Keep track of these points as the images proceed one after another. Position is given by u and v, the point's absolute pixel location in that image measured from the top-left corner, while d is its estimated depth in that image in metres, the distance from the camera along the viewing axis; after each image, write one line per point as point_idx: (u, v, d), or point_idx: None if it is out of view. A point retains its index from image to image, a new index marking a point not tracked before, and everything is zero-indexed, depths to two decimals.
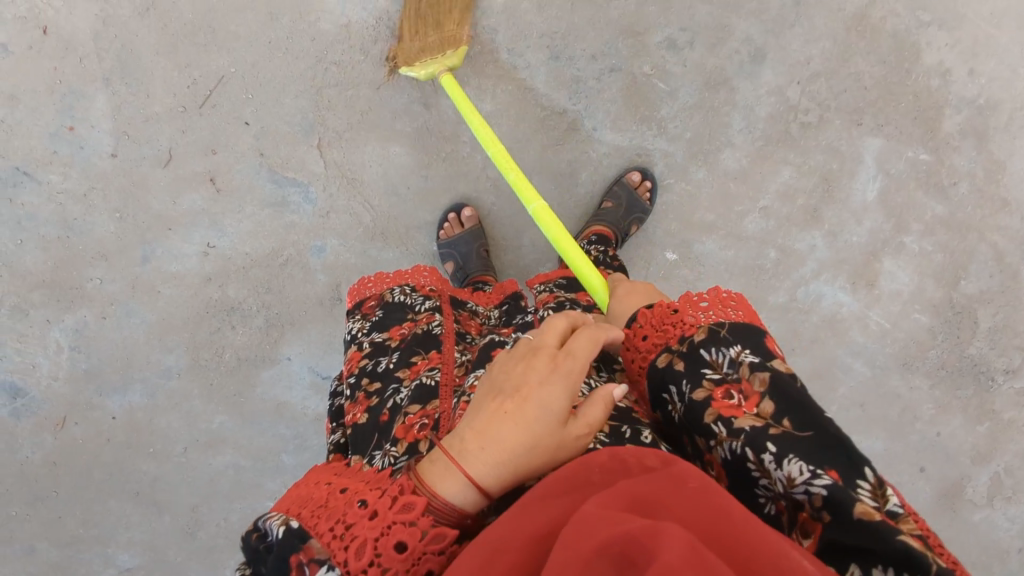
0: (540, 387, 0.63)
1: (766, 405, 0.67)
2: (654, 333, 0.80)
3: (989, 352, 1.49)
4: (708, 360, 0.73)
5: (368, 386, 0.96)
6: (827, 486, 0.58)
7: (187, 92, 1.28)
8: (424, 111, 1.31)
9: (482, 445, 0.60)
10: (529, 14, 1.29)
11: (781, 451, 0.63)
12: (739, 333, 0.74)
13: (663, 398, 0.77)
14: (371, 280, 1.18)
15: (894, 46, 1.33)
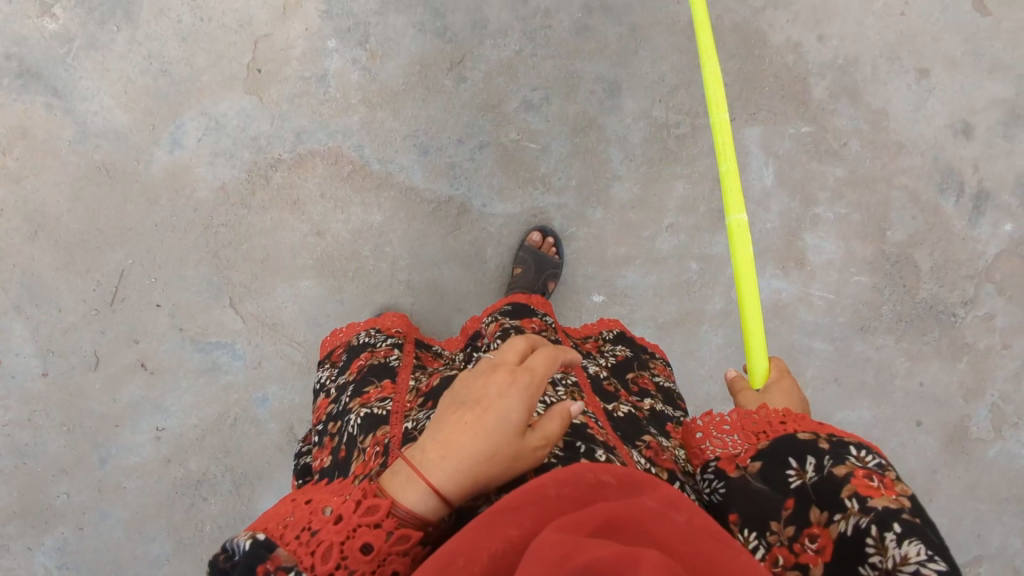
0: (500, 396, 0.56)
1: (905, 497, 0.63)
2: (798, 420, 0.75)
3: (941, 290, 1.48)
4: (857, 452, 0.68)
5: (331, 426, 0.99)
6: (941, 572, 0.55)
7: (95, 295, 1.32)
8: (319, 240, 1.35)
9: (443, 454, 0.55)
10: (387, 121, 1.32)
11: (905, 532, 0.59)
12: (884, 451, 0.70)
13: (781, 461, 0.71)
14: (341, 334, 1.23)
15: (739, 40, 1.37)
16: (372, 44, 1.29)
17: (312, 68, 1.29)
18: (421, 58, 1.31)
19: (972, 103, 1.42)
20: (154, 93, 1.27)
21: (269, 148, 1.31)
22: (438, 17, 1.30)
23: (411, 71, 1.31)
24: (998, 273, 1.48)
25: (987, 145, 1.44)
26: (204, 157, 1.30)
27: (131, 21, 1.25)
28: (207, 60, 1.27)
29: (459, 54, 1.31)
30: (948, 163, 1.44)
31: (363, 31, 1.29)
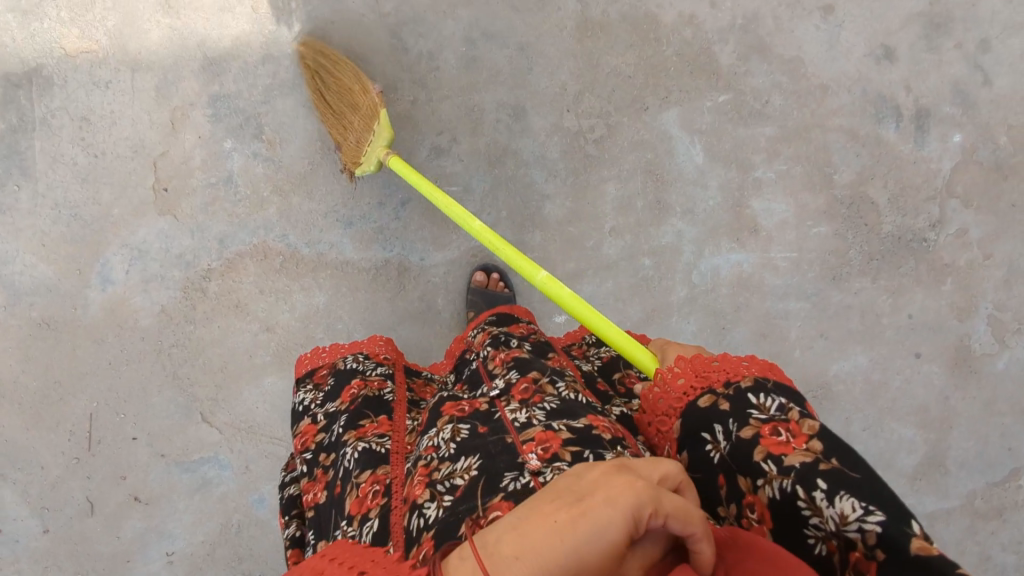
0: (611, 503, 0.44)
1: (814, 441, 0.59)
2: (694, 377, 0.72)
3: (906, 219, 1.43)
4: (755, 403, 0.65)
5: (325, 460, 0.94)
6: (880, 521, 0.51)
7: (71, 444, 1.32)
8: (271, 335, 1.33)
9: (518, 552, 0.41)
10: (304, 203, 1.31)
11: (832, 487, 0.55)
12: (783, 387, 0.67)
13: (699, 440, 0.68)
14: (321, 351, 1.17)
15: (632, 28, 1.32)
16: (268, 133, 1.28)
17: (216, 173, 1.28)
18: (320, 134, 1.29)
19: (887, 25, 1.38)
20: (71, 239, 1.27)
21: (197, 261, 1.30)
22: None
23: (314, 149, 1.29)
24: (959, 187, 1.43)
25: (913, 64, 1.39)
26: (137, 286, 1.29)
27: (29, 176, 1.25)
28: (113, 192, 1.27)
29: None
30: (877, 92, 1.39)
31: (255, 123, 1.28)
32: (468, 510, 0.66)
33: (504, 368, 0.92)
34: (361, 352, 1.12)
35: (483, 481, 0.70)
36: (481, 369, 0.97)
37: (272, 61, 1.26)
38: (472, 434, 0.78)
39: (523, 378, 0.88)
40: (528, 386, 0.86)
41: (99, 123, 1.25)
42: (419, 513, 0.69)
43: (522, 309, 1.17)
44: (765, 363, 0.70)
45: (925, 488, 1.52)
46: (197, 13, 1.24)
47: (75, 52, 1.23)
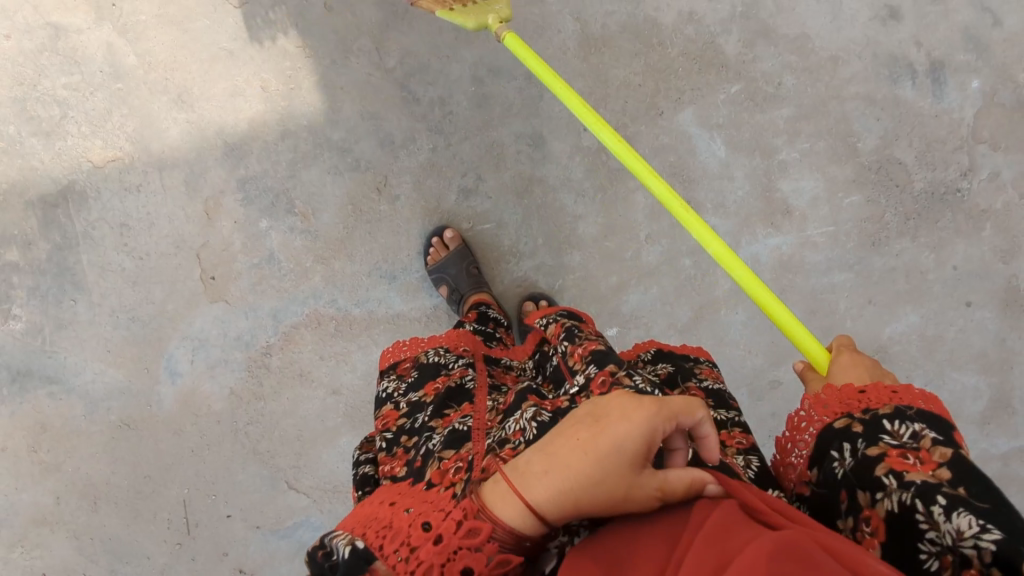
0: (623, 419, 0.57)
1: (943, 469, 0.61)
2: (835, 401, 0.73)
3: (936, 173, 1.43)
4: (889, 428, 0.67)
5: (404, 440, 0.95)
6: (996, 540, 0.53)
7: (172, 531, 1.37)
8: (339, 397, 1.37)
9: (545, 468, 0.57)
10: (346, 266, 1.33)
11: (951, 504, 0.58)
12: (926, 415, 0.68)
13: (826, 458, 0.70)
14: (403, 344, 1.18)
15: (634, 37, 1.32)
16: (299, 206, 1.30)
17: (258, 254, 1.31)
18: (349, 197, 1.31)
19: None
20: (134, 340, 1.31)
21: (255, 340, 1.33)
22: (346, 153, 1.29)
23: (347, 214, 1.31)
24: (985, 131, 1.42)
25: (920, 18, 1.38)
26: (204, 373, 1.34)
27: (83, 289, 1.29)
28: (164, 290, 1.30)
29: (381, 177, 1.31)
30: (888, 53, 1.38)
31: (285, 199, 1.30)
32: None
33: (582, 361, 0.92)
34: (441, 346, 1.12)
35: None
36: (562, 365, 0.96)
37: (290, 135, 1.28)
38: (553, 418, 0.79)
39: (601, 369, 0.88)
40: (607, 378, 0.86)
41: (138, 226, 1.28)
42: None
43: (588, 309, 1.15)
44: (920, 393, 0.70)
45: (996, 431, 1.51)
46: (210, 103, 1.26)
47: (103, 163, 1.26)
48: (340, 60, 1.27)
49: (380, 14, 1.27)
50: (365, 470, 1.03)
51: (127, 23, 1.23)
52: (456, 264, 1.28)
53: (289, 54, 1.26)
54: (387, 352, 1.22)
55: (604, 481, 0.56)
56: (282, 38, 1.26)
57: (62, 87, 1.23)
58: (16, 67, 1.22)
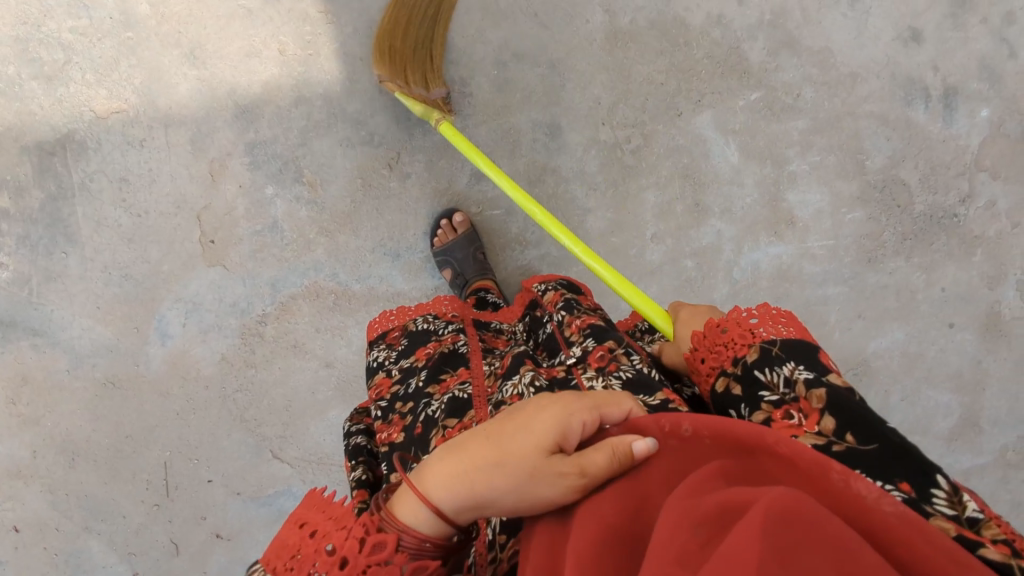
0: (536, 412, 0.56)
1: (827, 419, 0.60)
2: (710, 355, 0.73)
3: (937, 197, 1.45)
4: (764, 381, 0.66)
5: (400, 406, 0.94)
6: (898, 503, 0.52)
7: (150, 492, 1.35)
8: (331, 370, 1.35)
9: (447, 465, 0.55)
10: (350, 240, 1.31)
11: (846, 468, 0.57)
12: (798, 349, 0.67)
13: (731, 422, 0.70)
14: (393, 313, 1.16)
15: (661, 35, 1.31)
16: (308, 175, 1.27)
17: (262, 220, 1.27)
18: (360, 171, 1.28)
19: (913, 5, 1.37)
20: (125, 299, 1.28)
21: (252, 308, 1.31)
22: (360, 126, 1.26)
23: (355, 188, 1.28)
24: (987, 160, 1.45)
25: (940, 43, 1.39)
26: (196, 336, 1.31)
27: (75, 242, 1.24)
28: (161, 250, 1.26)
29: (394, 152, 1.28)
30: (906, 74, 1.39)
31: (294, 167, 1.26)
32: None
33: (581, 335, 0.91)
34: (430, 312, 1.11)
35: None
36: (557, 335, 0.96)
37: (304, 103, 1.24)
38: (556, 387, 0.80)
39: (599, 346, 0.87)
40: (604, 354, 0.85)
41: (138, 182, 1.24)
42: None
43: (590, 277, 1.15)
44: (782, 323, 0.70)
45: (961, 447, 1.57)
46: (223, 61, 1.21)
47: (106, 114, 1.21)
48: (363, 29, 1.23)
49: None
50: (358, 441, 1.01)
51: None
52: (462, 249, 1.27)
53: (310, 18, 1.22)
54: (375, 322, 1.19)
55: (507, 472, 0.53)
56: (303, 1, 1.21)
57: (68, 31, 1.18)
58: (20, 5, 1.17)
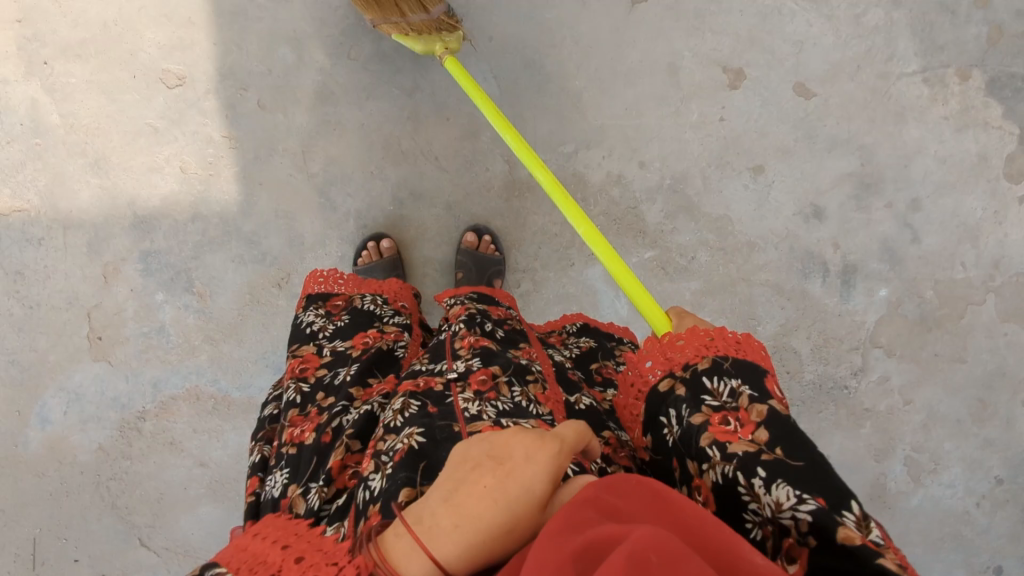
0: (531, 461, 0.52)
1: (761, 431, 0.61)
2: (660, 359, 0.71)
3: (827, 368, 1.47)
4: (709, 388, 0.65)
5: (320, 399, 0.89)
6: (812, 511, 0.53)
7: (16, 563, 1.34)
8: (205, 469, 1.35)
9: (454, 521, 0.49)
10: (234, 349, 1.34)
11: (770, 475, 0.57)
12: (740, 365, 0.67)
13: (659, 424, 0.69)
14: (339, 275, 1.11)
15: (559, 187, 1.33)
16: (198, 285, 1.31)
17: (149, 323, 1.31)
18: (248, 287, 1.32)
19: (817, 184, 1.38)
20: (11, 382, 1.32)
21: (132, 403, 1.33)
22: (253, 245, 1.30)
23: (243, 300, 1.32)
24: (884, 337, 1.45)
25: (843, 222, 1.40)
26: (75, 426, 1.33)
27: None
28: (49, 340, 1.31)
29: (284, 273, 1.31)
30: (807, 248, 1.41)
31: (185, 277, 1.30)
32: (403, 480, 0.65)
33: (469, 352, 0.85)
34: (378, 294, 1.07)
35: (422, 463, 0.68)
36: (446, 344, 0.88)
37: (201, 219, 1.28)
38: (421, 411, 0.75)
39: (483, 369, 0.80)
40: (486, 378, 0.79)
41: (34, 276, 1.28)
42: (366, 485, 0.68)
43: (502, 294, 1.07)
44: (733, 336, 0.69)
45: None
46: (126, 173, 1.26)
47: (9, 211, 1.26)
48: (264, 157, 1.27)
49: (312, 120, 1.27)
50: (266, 414, 0.97)
51: (54, 82, 1.23)
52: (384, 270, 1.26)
53: (214, 141, 1.26)
54: (307, 280, 1.16)
55: (514, 530, 0.50)
56: (209, 125, 1.25)
57: None
58: None
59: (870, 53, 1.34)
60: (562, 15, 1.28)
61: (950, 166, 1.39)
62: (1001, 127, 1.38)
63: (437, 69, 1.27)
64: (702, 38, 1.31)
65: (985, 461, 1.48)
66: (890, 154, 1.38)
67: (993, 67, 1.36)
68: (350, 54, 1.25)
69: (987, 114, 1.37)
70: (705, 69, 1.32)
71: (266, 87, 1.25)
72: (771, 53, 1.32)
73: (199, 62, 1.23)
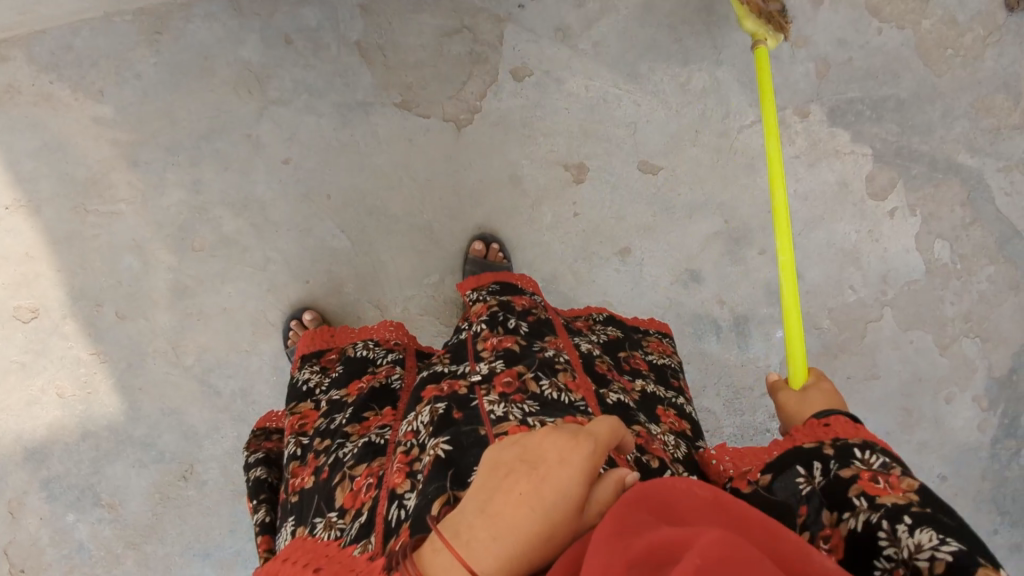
0: (566, 464, 0.49)
1: (913, 487, 0.59)
2: (802, 430, 0.70)
3: (745, 417, 1.41)
4: (859, 454, 0.64)
5: (317, 445, 0.84)
6: (953, 550, 0.51)
7: None
8: None
9: (494, 533, 0.47)
10: (158, 548, 1.34)
11: (916, 521, 0.55)
12: (891, 450, 0.65)
13: (794, 474, 0.66)
14: (330, 330, 1.05)
15: (437, 316, 1.33)
16: (105, 498, 1.31)
17: (67, 545, 1.31)
18: (155, 487, 1.32)
19: (687, 250, 1.37)
20: None
21: None
22: (149, 446, 1.31)
23: (154, 502, 1.32)
24: None
25: (721, 279, 1.38)
26: None
27: None
28: None
29: (186, 465, 1.32)
30: (694, 310, 1.39)
31: (91, 493, 1.31)
32: (435, 492, 0.61)
33: (492, 355, 0.80)
34: (371, 339, 1.00)
35: (451, 469, 0.63)
36: (468, 346, 0.84)
37: (90, 435, 1.29)
38: (446, 417, 0.70)
39: (508, 369, 0.76)
40: (511, 378, 0.74)
41: None
42: (398, 504, 0.65)
43: (524, 279, 1.03)
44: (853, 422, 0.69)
45: None
46: (5, 413, 1.27)
47: None
48: (136, 362, 1.28)
49: (174, 316, 1.28)
50: (257, 473, 0.93)
51: None
52: None
53: (83, 361, 1.27)
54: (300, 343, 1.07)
55: (553, 535, 0.47)
56: (74, 347, 1.27)
57: None
58: None
59: (704, 116, 1.33)
60: (393, 156, 1.29)
61: (814, 201, 1.40)
62: (853, 152, 1.38)
63: (284, 238, 1.28)
64: (534, 144, 1.32)
65: (925, 463, 1.47)
66: (751, 208, 1.36)
67: (829, 98, 1.36)
68: (194, 247, 1.27)
69: (835, 143, 1.38)
70: (546, 170, 1.32)
71: (120, 297, 1.26)
72: (607, 141, 1.33)
73: (48, 291, 1.25)
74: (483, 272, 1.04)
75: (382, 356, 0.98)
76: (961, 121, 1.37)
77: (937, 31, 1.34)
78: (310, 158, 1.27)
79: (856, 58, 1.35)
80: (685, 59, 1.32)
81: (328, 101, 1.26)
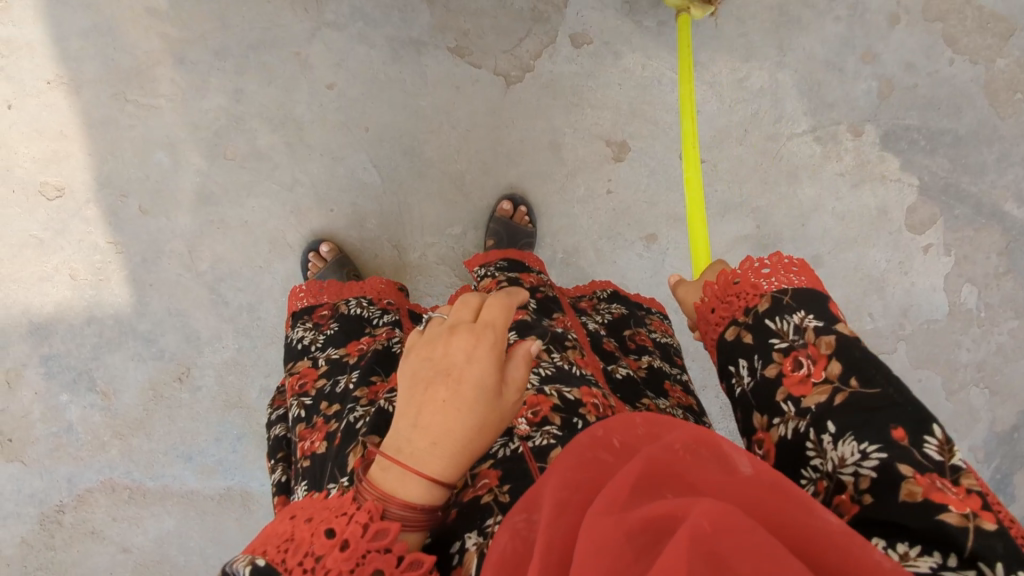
0: (474, 363, 0.49)
1: (831, 365, 0.59)
2: (719, 303, 0.70)
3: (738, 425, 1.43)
4: (773, 328, 0.64)
5: (324, 408, 0.83)
6: (878, 463, 0.52)
7: None
8: (128, 555, 1.38)
9: (433, 440, 0.48)
10: (144, 443, 1.36)
11: (839, 428, 0.56)
12: (811, 301, 0.64)
13: (727, 372, 0.68)
14: (319, 284, 1.08)
15: (451, 267, 1.34)
16: (101, 385, 1.33)
17: (57, 423, 1.33)
18: (150, 383, 1.33)
19: (713, 248, 1.35)
20: None
21: (49, 498, 1.35)
22: (150, 343, 1.32)
23: (146, 397, 1.34)
24: None
25: None
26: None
27: None
28: None
29: (183, 367, 1.33)
30: None
31: (87, 377, 1.32)
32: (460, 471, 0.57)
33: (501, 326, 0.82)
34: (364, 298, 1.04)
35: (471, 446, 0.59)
36: None
37: (96, 322, 1.31)
38: None
39: None
40: None
41: None
42: None
43: (532, 256, 1.08)
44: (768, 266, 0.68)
45: None
46: (17, 285, 1.28)
47: None
48: (150, 259, 1.29)
49: (195, 220, 1.29)
50: (276, 433, 0.94)
51: None
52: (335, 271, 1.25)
53: (100, 248, 1.28)
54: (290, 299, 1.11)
55: (487, 425, 0.49)
56: (93, 233, 1.28)
57: None
58: None
59: (756, 117, 1.33)
60: (437, 101, 1.28)
61: (850, 222, 1.36)
62: (899, 179, 1.34)
63: (315, 162, 1.28)
64: (580, 114, 1.30)
65: None
66: (785, 216, 1.36)
67: (885, 121, 1.32)
68: (226, 155, 1.27)
69: (883, 168, 1.34)
70: (588, 143, 1.31)
71: (146, 192, 1.27)
72: (653, 124, 1.31)
73: (76, 173, 1.26)
74: (490, 250, 1.09)
75: (377, 316, 1.00)
76: (1015, 167, 1.33)
77: (1009, 72, 1.30)
78: (354, 88, 1.27)
79: (921, 85, 1.31)
80: (747, 54, 1.31)
81: (382, 34, 1.26)
